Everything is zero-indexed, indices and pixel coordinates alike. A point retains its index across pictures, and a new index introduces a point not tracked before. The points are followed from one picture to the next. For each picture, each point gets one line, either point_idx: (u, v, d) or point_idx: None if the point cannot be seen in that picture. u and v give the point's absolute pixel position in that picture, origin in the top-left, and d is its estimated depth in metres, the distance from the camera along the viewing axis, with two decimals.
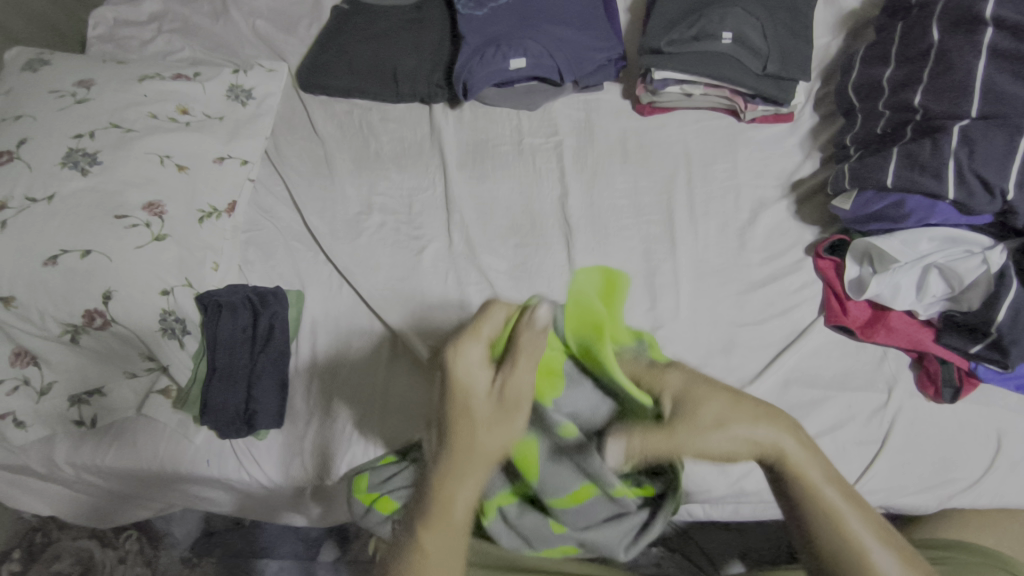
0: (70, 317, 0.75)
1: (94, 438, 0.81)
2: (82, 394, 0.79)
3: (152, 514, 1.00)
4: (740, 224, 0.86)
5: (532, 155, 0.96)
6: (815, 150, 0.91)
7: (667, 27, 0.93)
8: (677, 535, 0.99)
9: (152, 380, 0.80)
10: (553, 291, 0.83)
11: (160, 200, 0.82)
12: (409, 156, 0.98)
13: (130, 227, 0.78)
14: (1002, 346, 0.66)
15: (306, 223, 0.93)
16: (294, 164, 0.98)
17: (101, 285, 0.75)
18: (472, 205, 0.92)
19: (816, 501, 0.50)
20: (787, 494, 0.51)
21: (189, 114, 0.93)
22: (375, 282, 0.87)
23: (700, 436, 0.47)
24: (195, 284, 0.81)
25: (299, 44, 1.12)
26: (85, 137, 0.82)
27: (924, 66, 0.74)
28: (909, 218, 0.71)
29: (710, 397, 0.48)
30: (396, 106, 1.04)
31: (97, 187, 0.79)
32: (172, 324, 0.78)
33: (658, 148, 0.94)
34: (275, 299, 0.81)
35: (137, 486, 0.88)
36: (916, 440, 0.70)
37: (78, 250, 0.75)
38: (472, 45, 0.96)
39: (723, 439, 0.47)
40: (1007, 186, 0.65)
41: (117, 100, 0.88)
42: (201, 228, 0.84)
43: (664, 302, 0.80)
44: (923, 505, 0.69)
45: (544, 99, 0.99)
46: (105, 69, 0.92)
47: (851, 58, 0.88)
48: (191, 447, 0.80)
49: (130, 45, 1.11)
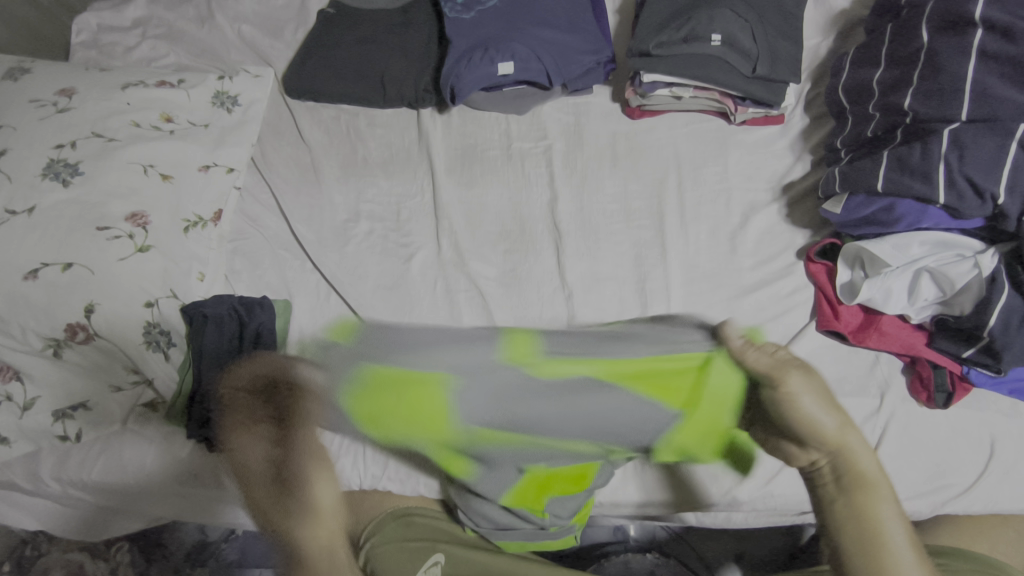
0: (52, 331, 0.74)
1: (80, 452, 0.80)
2: (66, 408, 0.77)
3: (142, 527, 0.99)
4: (731, 228, 0.86)
5: (521, 160, 0.95)
6: (806, 152, 0.90)
7: (656, 29, 0.92)
8: (672, 539, 1.01)
9: (137, 394, 0.79)
10: (544, 299, 0.82)
11: (144, 211, 0.81)
12: (397, 162, 0.97)
13: (113, 239, 0.77)
14: (995, 351, 0.65)
15: (294, 232, 0.92)
16: (281, 172, 0.97)
17: (83, 298, 0.74)
18: (461, 210, 0.91)
19: (864, 522, 0.57)
20: (817, 490, 0.61)
21: (173, 121, 0.92)
22: (363, 291, 0.86)
23: (791, 405, 0.59)
24: (181, 295, 0.80)
25: (285, 48, 1.11)
26: (66, 147, 0.81)
27: (914, 68, 0.73)
28: (899, 222, 0.71)
29: (795, 377, 0.59)
30: (384, 111, 1.03)
31: (79, 199, 0.78)
32: (156, 337, 0.77)
33: (649, 151, 0.93)
34: (262, 310, 0.81)
35: (126, 500, 0.87)
36: (909, 445, 0.69)
37: (59, 264, 0.74)
38: (459, 49, 0.95)
39: (823, 415, 0.59)
40: (997, 191, 0.64)
41: (99, 108, 0.87)
42: (186, 239, 0.83)
43: (655, 308, 0.80)
44: (915, 511, 0.69)
45: (533, 103, 0.98)
46: (87, 77, 0.91)
47: (841, 60, 0.87)
48: (178, 461, 0.79)
49: (115, 51, 1.10)
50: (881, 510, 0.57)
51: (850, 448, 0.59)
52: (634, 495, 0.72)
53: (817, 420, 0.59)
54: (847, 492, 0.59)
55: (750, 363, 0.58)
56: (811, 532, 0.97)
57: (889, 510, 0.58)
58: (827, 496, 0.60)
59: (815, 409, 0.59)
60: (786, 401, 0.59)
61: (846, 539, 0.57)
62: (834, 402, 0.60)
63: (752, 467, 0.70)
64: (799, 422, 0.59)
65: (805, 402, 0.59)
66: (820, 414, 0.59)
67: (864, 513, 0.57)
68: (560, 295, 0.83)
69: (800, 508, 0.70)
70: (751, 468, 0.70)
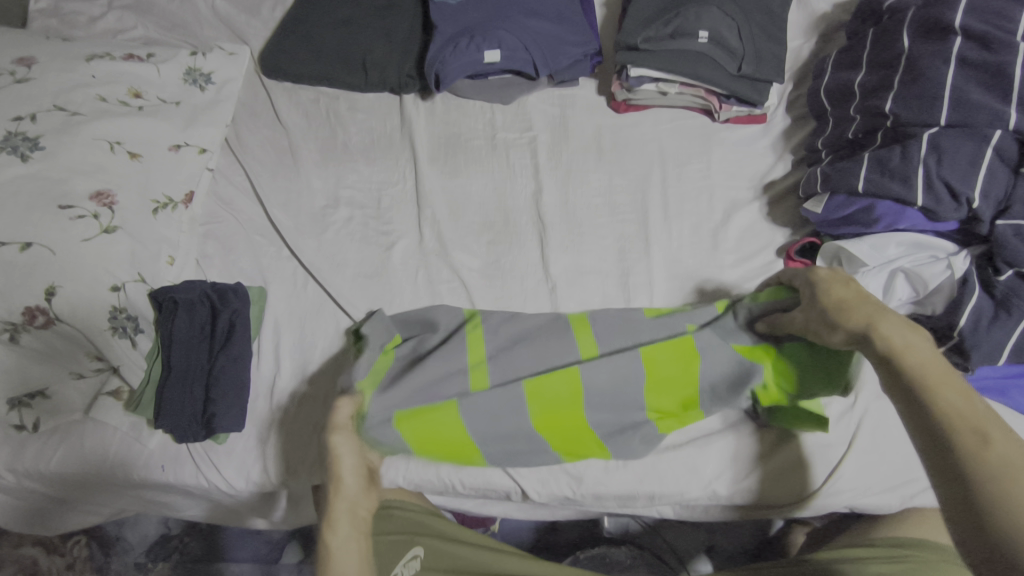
0: (9, 314, 0.69)
1: (38, 442, 0.76)
2: (23, 397, 0.73)
3: (100, 520, 0.95)
4: (713, 225, 0.86)
5: (505, 150, 0.94)
6: (787, 152, 0.92)
7: (644, 23, 0.92)
8: (646, 532, 1.03)
9: (101, 381, 0.76)
10: (527, 291, 0.82)
11: (110, 190, 0.77)
12: (378, 148, 0.95)
13: (76, 218, 0.73)
14: (964, 350, 0.66)
15: (269, 216, 0.89)
16: (256, 154, 0.94)
17: (43, 280, 0.70)
18: (444, 200, 0.90)
19: (938, 406, 0.48)
20: (918, 415, 0.49)
21: (142, 97, 0.88)
22: (342, 279, 0.84)
23: (870, 302, 0.57)
24: (149, 279, 0.77)
25: (261, 26, 1.07)
26: (25, 120, 0.76)
27: (895, 72, 0.75)
28: (878, 222, 0.72)
29: (883, 308, 0.56)
30: (365, 96, 1.00)
31: (40, 174, 0.74)
32: (123, 322, 0.74)
33: (634, 146, 0.93)
34: (236, 297, 0.78)
35: (86, 493, 0.83)
36: (883, 439, 0.71)
37: (18, 243, 0.69)
38: (445, 34, 0.93)
39: (890, 327, 0.54)
40: (973, 195, 0.66)
41: (62, 80, 0.82)
42: (156, 221, 0.80)
43: (639, 301, 0.80)
44: (885, 504, 0.70)
45: (518, 93, 0.97)
46: (48, 47, 0.86)
47: (823, 62, 0.88)
48: (144, 452, 0.76)
49: (77, 21, 1.04)
50: (911, 363, 0.51)
51: (890, 339, 0.53)
52: (613, 489, 0.71)
53: (930, 368, 0.50)
54: (929, 403, 0.49)
55: (834, 291, 0.60)
56: (779, 524, 1.01)
57: (943, 385, 0.49)
58: (918, 395, 0.50)
59: (930, 355, 0.52)
60: (834, 316, 0.58)
61: (945, 445, 0.47)
62: (918, 330, 0.54)
63: (732, 462, 0.71)
64: (883, 347, 0.54)
65: (919, 353, 0.52)
66: (899, 335, 0.53)
67: (962, 451, 0.46)
68: (544, 288, 0.82)
69: (778, 501, 0.71)
70: (729, 462, 0.71)
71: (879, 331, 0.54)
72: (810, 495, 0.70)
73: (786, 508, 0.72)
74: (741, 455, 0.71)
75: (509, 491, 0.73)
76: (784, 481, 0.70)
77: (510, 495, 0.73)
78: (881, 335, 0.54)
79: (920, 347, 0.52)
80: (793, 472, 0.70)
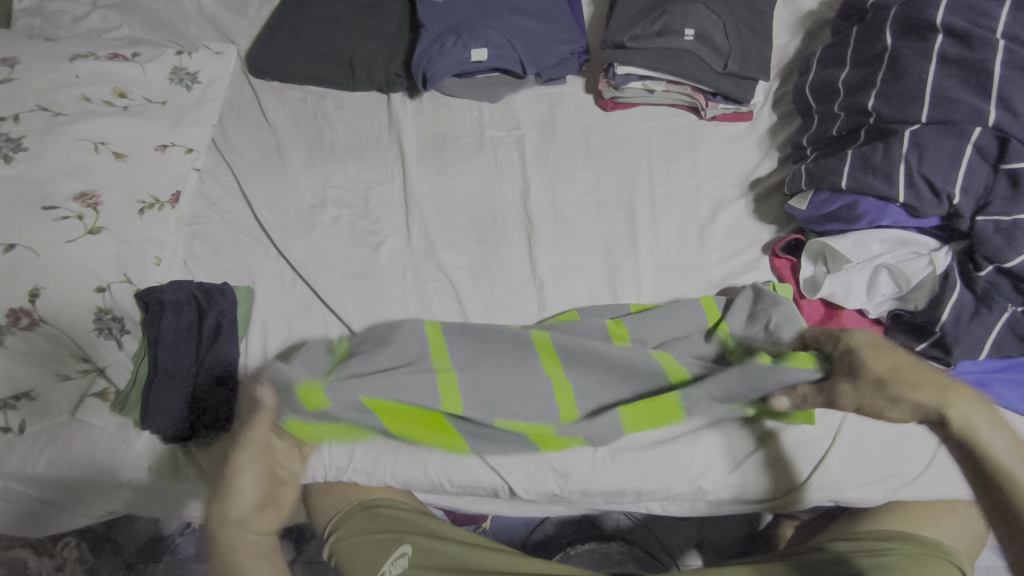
0: None
1: (22, 446, 0.74)
2: (8, 399, 0.71)
3: (89, 522, 0.94)
4: (700, 222, 0.87)
5: (493, 149, 0.94)
6: (774, 149, 0.92)
7: (631, 21, 0.93)
8: (636, 528, 1.04)
9: (87, 383, 0.75)
10: (514, 289, 0.82)
11: (95, 190, 0.77)
12: (366, 147, 0.95)
13: (60, 219, 0.73)
14: (946, 345, 0.67)
15: (256, 216, 0.89)
16: (243, 153, 0.94)
17: (27, 281, 0.69)
18: (432, 199, 0.90)
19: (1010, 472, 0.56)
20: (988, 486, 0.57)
21: (127, 97, 0.87)
22: (330, 279, 0.83)
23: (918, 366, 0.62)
24: (135, 280, 0.77)
25: (248, 25, 1.07)
26: (8, 121, 0.76)
27: (878, 70, 0.75)
28: (862, 219, 0.73)
29: (951, 385, 0.60)
30: (352, 95, 1.00)
31: (23, 175, 0.73)
32: (108, 323, 0.73)
33: (622, 143, 0.94)
34: (222, 297, 0.78)
35: (72, 495, 0.82)
36: (865, 434, 0.72)
37: (1, 245, 0.69)
38: (432, 33, 0.93)
39: (958, 406, 0.59)
40: (953, 191, 0.66)
41: (45, 80, 0.82)
42: (141, 221, 0.80)
43: (626, 299, 0.81)
44: (868, 498, 0.71)
45: (506, 91, 0.97)
46: (32, 47, 0.86)
47: (808, 59, 0.89)
48: (131, 454, 0.76)
49: (62, 21, 1.03)
50: (986, 435, 0.58)
51: (949, 409, 0.59)
52: (600, 486, 0.72)
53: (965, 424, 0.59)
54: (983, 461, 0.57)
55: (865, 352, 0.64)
56: (768, 519, 1.02)
57: (1005, 441, 0.58)
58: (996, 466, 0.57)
59: (996, 441, 0.58)
60: (889, 381, 0.61)
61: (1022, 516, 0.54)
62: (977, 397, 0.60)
63: (716, 458, 0.72)
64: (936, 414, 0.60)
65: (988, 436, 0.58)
66: (974, 414, 0.59)
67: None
68: (531, 286, 0.82)
69: (763, 496, 0.71)
70: (714, 457, 0.72)
71: (946, 403, 0.59)
72: (794, 490, 0.71)
73: (772, 503, 0.72)
74: (726, 451, 0.72)
75: (497, 488, 0.73)
76: (769, 476, 0.71)
77: (497, 492, 0.73)
78: (936, 405, 0.59)
79: (979, 414, 0.59)
80: (778, 466, 0.71)
